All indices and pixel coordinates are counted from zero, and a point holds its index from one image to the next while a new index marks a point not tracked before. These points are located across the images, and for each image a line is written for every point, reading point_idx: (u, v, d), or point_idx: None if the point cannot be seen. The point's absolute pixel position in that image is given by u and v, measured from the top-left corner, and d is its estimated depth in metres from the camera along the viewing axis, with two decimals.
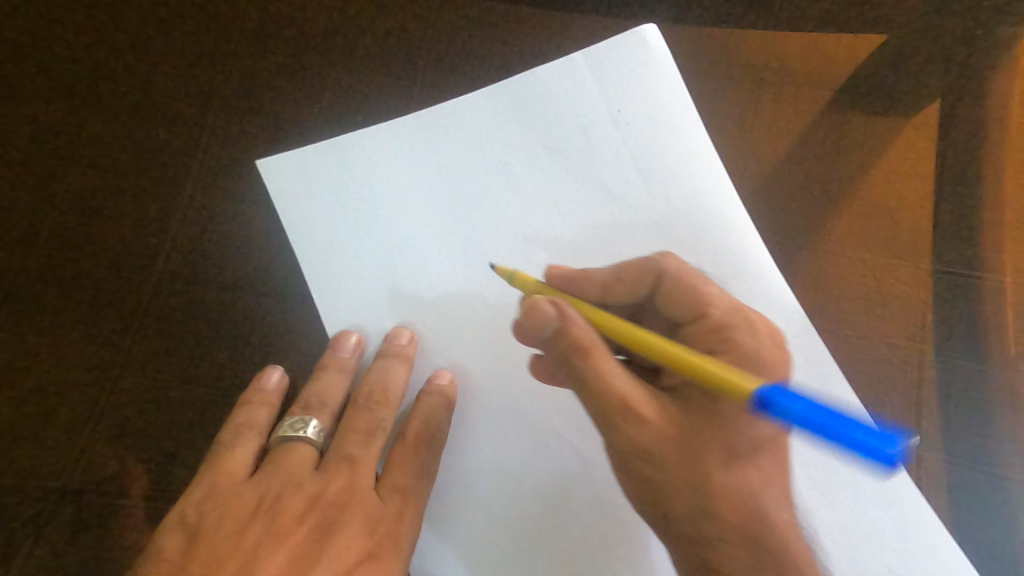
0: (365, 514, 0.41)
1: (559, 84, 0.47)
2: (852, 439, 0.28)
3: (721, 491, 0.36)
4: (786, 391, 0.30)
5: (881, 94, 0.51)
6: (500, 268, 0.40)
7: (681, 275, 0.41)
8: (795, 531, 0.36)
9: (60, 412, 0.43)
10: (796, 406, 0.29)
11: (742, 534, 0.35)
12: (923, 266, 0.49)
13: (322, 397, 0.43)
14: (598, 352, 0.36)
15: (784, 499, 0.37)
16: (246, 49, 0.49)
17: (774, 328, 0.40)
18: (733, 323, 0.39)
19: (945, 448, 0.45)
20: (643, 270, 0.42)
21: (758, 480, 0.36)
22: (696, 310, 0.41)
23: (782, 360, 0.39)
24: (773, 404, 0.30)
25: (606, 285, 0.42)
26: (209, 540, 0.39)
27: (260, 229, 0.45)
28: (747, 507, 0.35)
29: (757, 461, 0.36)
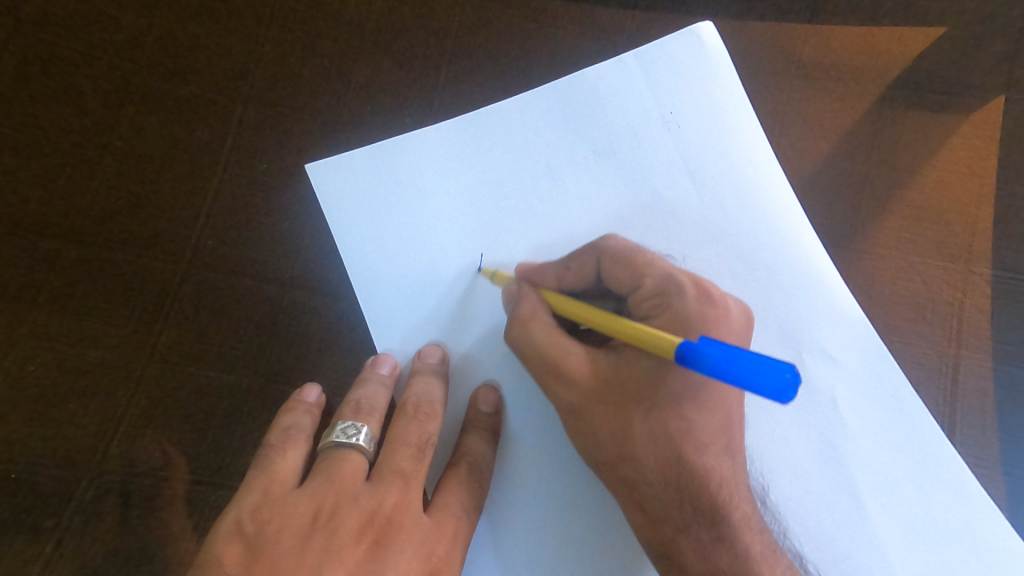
0: (422, 536, 0.38)
1: (607, 84, 0.46)
2: (751, 371, 0.30)
3: (640, 438, 0.37)
4: (704, 343, 0.32)
5: (941, 88, 0.48)
6: (484, 269, 0.43)
7: (618, 250, 0.40)
8: (718, 476, 0.37)
9: (98, 395, 0.43)
10: (711, 352, 0.32)
11: (663, 477, 0.37)
12: (978, 271, 0.46)
13: (373, 402, 0.41)
14: (536, 322, 0.40)
15: (715, 448, 0.37)
16: (283, 43, 0.49)
17: (703, 285, 0.39)
18: (667, 289, 0.39)
19: (1003, 461, 0.44)
20: (587, 254, 0.41)
21: (679, 428, 0.37)
22: (631, 280, 0.40)
23: (715, 318, 0.38)
24: (691, 357, 0.33)
25: (560, 274, 0.41)
26: (271, 553, 0.37)
27: (309, 229, 0.46)
28: (667, 453, 0.37)
29: (681, 410, 0.37)
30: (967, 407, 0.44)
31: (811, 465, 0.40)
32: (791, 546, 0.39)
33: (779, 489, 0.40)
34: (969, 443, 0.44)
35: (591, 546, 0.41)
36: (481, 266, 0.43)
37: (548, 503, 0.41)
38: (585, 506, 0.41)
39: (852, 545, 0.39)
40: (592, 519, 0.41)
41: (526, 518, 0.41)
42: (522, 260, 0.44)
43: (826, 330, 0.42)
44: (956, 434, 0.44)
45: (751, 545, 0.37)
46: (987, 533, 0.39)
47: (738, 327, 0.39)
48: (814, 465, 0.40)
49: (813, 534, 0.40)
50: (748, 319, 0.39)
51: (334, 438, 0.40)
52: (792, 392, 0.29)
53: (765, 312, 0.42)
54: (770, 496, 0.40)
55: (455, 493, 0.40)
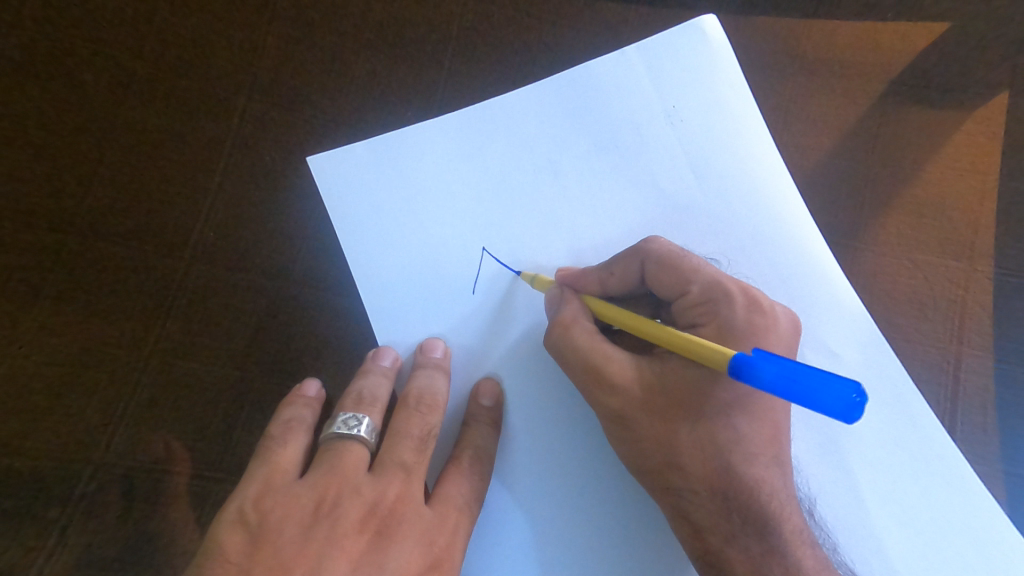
0: (424, 527, 0.39)
1: (610, 78, 0.45)
2: (817, 394, 0.29)
3: (688, 446, 0.37)
4: (758, 359, 0.32)
5: (944, 84, 0.48)
6: (523, 273, 0.43)
7: (664, 256, 0.39)
8: (768, 488, 0.36)
9: (101, 389, 0.44)
10: (768, 370, 0.31)
11: (710, 487, 0.37)
12: (981, 268, 0.46)
13: (375, 392, 0.41)
14: (578, 327, 0.40)
15: (765, 458, 0.37)
16: (284, 36, 0.49)
17: (752, 292, 0.39)
18: (714, 297, 0.38)
19: (1004, 457, 0.44)
20: (630, 258, 0.41)
21: (729, 438, 0.36)
22: (677, 288, 0.40)
23: (764, 328, 0.38)
24: (747, 371, 0.32)
25: (602, 279, 0.41)
26: (274, 541, 0.37)
27: (311, 223, 0.46)
28: (716, 463, 0.36)
29: (728, 420, 0.37)
30: (968, 404, 0.44)
31: (810, 460, 0.40)
32: (842, 562, 0.39)
33: (820, 496, 0.40)
34: (970, 437, 0.44)
35: (592, 544, 0.41)
36: (474, 290, 0.43)
37: (552, 495, 0.41)
38: (591, 498, 0.41)
39: (854, 536, 0.39)
40: (594, 512, 0.41)
41: (529, 513, 0.41)
42: (562, 267, 0.43)
43: (827, 326, 0.42)
44: (958, 430, 0.44)
45: (803, 560, 0.36)
46: (986, 525, 0.39)
47: (787, 335, 0.38)
48: (814, 462, 0.40)
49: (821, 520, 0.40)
50: (793, 324, 0.39)
51: (336, 429, 0.40)
52: (859, 413, 0.28)
53: None
54: (813, 502, 0.40)
55: (457, 486, 0.40)
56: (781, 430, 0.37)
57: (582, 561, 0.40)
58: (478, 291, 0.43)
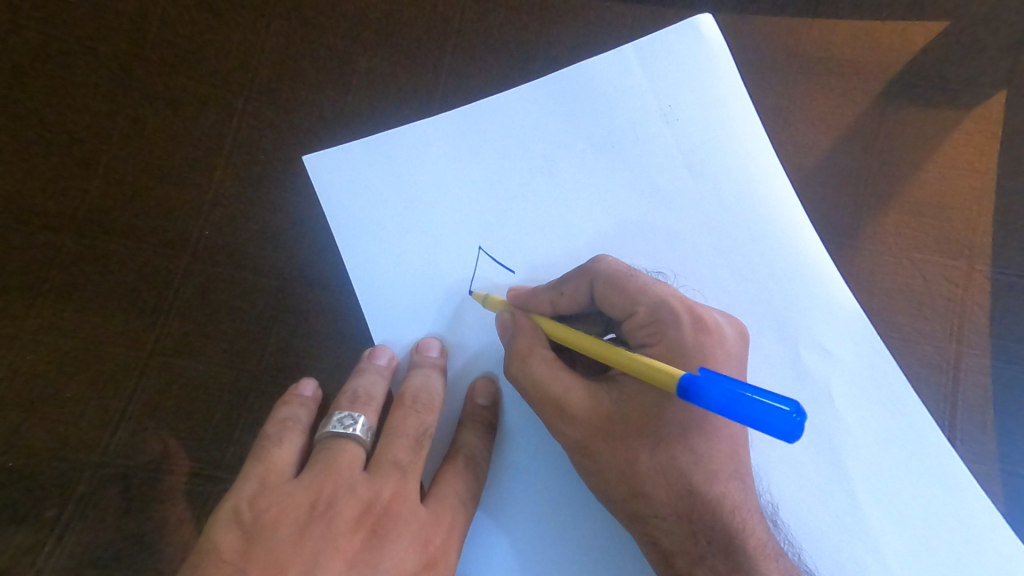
0: (419, 527, 0.39)
1: (605, 77, 0.45)
2: (761, 415, 0.30)
3: (649, 474, 0.37)
4: (704, 380, 0.32)
5: (942, 82, 0.48)
6: (477, 292, 0.43)
7: (611, 276, 0.39)
8: (730, 504, 0.36)
9: (98, 389, 0.44)
10: (714, 392, 0.31)
11: (675, 511, 0.36)
12: (978, 268, 0.46)
13: (371, 391, 0.41)
14: (535, 357, 0.39)
15: (724, 474, 0.36)
16: (282, 35, 0.49)
17: (696, 309, 0.38)
18: (661, 317, 0.38)
19: (1001, 456, 0.44)
20: (578, 280, 0.41)
21: (687, 460, 0.36)
22: (625, 308, 0.39)
23: (713, 345, 0.37)
24: (694, 392, 0.32)
25: (552, 301, 0.41)
26: (269, 540, 0.37)
27: (308, 222, 0.46)
28: (677, 487, 0.36)
29: (686, 441, 0.36)
30: (965, 403, 0.44)
31: (804, 458, 0.40)
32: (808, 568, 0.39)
33: (791, 495, 0.40)
34: (971, 447, 0.44)
35: (587, 543, 0.41)
36: (470, 291, 0.43)
37: (547, 494, 0.41)
38: (586, 497, 0.41)
39: (845, 537, 0.39)
40: (589, 511, 0.41)
41: (524, 512, 0.41)
42: (512, 286, 0.43)
43: (822, 324, 0.42)
44: (959, 440, 0.44)
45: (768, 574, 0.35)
46: (981, 525, 0.39)
47: (734, 349, 0.38)
48: (809, 461, 0.40)
49: (804, 534, 0.40)
50: (739, 339, 0.39)
51: (331, 428, 0.40)
52: (800, 432, 0.29)
53: (765, 307, 0.42)
54: (775, 507, 0.40)
55: (452, 485, 0.40)
56: (739, 448, 0.37)
57: (577, 560, 0.41)
58: (473, 291, 0.43)
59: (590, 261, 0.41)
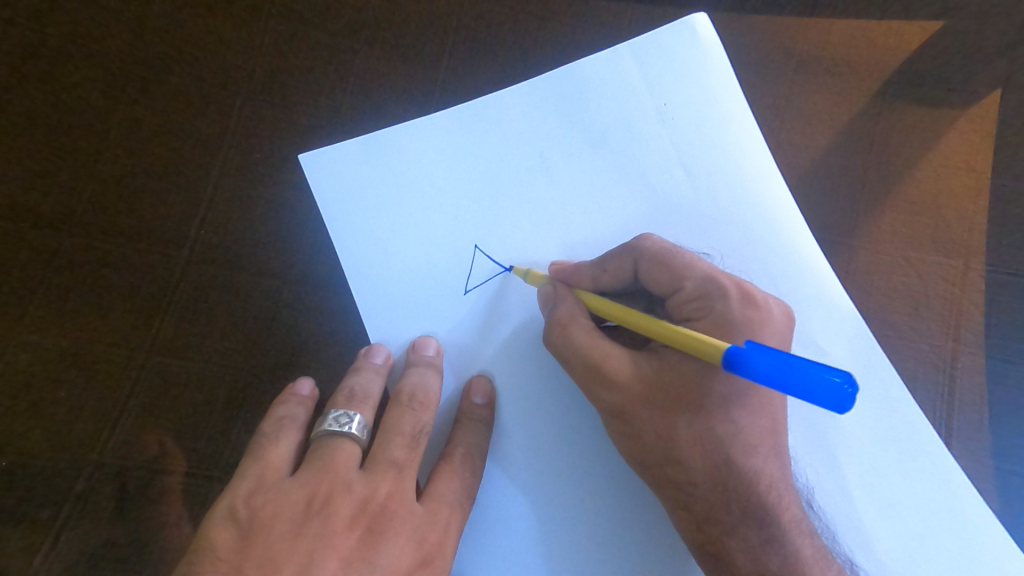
0: (416, 524, 0.39)
1: (602, 76, 0.45)
2: (812, 386, 0.30)
3: (689, 440, 0.37)
4: (751, 351, 0.32)
5: (937, 82, 0.48)
6: (517, 267, 0.43)
7: (656, 252, 0.40)
8: (767, 479, 0.37)
9: (96, 388, 0.44)
10: (762, 362, 0.31)
11: (711, 479, 0.37)
12: (974, 266, 0.46)
13: (367, 389, 0.41)
14: (576, 326, 0.40)
15: (763, 450, 0.37)
16: (278, 34, 0.49)
17: (745, 287, 0.38)
18: (708, 292, 0.38)
19: (994, 455, 0.44)
20: (623, 256, 0.41)
21: (727, 432, 0.37)
22: (671, 283, 0.40)
23: (760, 322, 0.37)
24: (740, 363, 0.32)
25: (596, 276, 0.41)
26: (265, 538, 0.37)
27: (305, 222, 0.46)
28: (714, 456, 0.37)
29: (727, 413, 0.37)
30: (959, 401, 0.45)
31: (799, 457, 0.41)
32: (840, 549, 0.39)
33: (822, 484, 0.40)
34: (966, 447, 0.44)
35: (585, 542, 0.41)
36: (467, 291, 0.43)
37: (544, 492, 0.41)
38: (583, 496, 0.41)
39: (840, 534, 0.40)
40: (585, 511, 0.41)
41: (521, 513, 0.41)
42: (555, 260, 0.43)
43: (816, 322, 0.42)
44: (954, 441, 0.44)
45: (802, 550, 0.36)
46: (973, 522, 0.39)
47: (782, 328, 0.38)
48: (804, 460, 0.41)
49: (838, 521, 0.40)
50: (787, 318, 0.39)
51: (327, 426, 0.40)
52: (851, 403, 0.29)
53: None
54: (811, 492, 0.40)
55: (449, 483, 0.40)
56: (777, 420, 0.37)
57: (572, 560, 0.40)
58: (470, 292, 0.43)
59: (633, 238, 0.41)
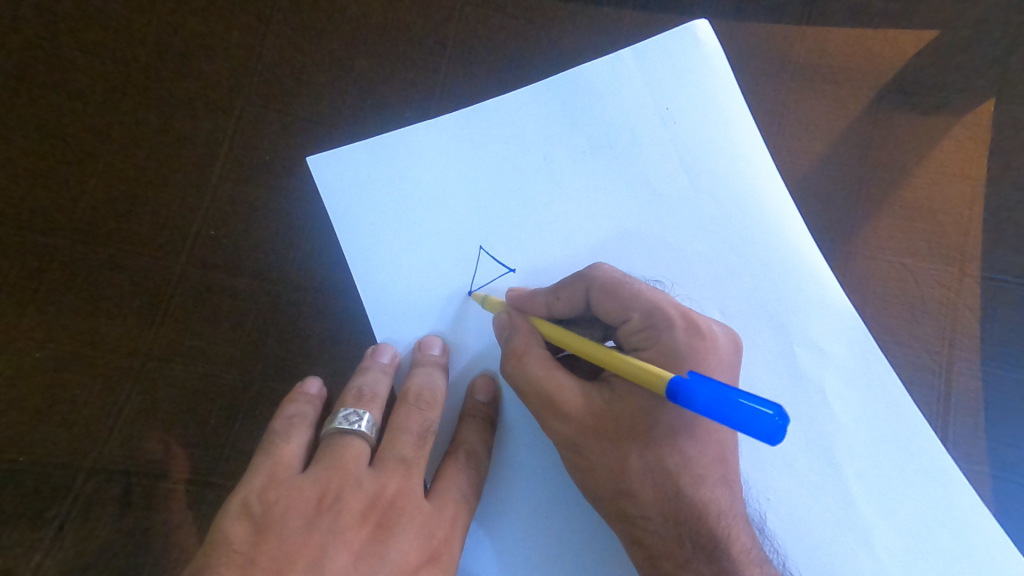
0: (424, 520, 0.39)
1: (604, 80, 0.46)
2: (745, 421, 0.31)
3: (638, 473, 0.37)
4: (692, 384, 0.33)
5: (932, 90, 0.49)
6: (476, 295, 0.44)
7: (607, 281, 0.40)
8: (716, 510, 0.37)
9: (98, 388, 0.44)
10: (701, 396, 0.32)
11: (661, 512, 0.37)
12: (970, 272, 0.47)
13: (375, 388, 0.41)
14: (530, 356, 0.40)
15: (711, 479, 0.37)
16: (286, 38, 0.50)
17: (691, 315, 0.39)
18: (655, 321, 0.39)
19: (989, 460, 0.45)
20: (575, 284, 0.41)
21: (675, 463, 0.37)
22: (620, 313, 0.40)
23: (704, 350, 0.38)
24: (683, 396, 0.33)
25: (550, 304, 0.41)
26: (278, 533, 0.37)
27: (312, 223, 0.46)
28: (665, 489, 0.37)
29: (675, 443, 0.37)
30: (955, 404, 0.45)
31: (802, 455, 0.41)
32: None
33: (817, 487, 0.41)
34: (963, 450, 0.45)
35: (589, 540, 0.41)
36: (472, 293, 0.44)
37: (549, 490, 0.41)
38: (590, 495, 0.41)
39: (839, 534, 0.40)
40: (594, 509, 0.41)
41: (526, 513, 0.41)
42: (512, 288, 0.44)
43: (816, 324, 0.43)
44: (950, 442, 0.45)
45: None
46: (971, 521, 0.40)
47: (729, 357, 0.39)
48: (805, 458, 0.41)
49: (788, 541, 0.40)
50: (737, 350, 0.40)
51: (337, 425, 0.40)
52: (782, 434, 0.30)
53: (761, 308, 0.43)
54: (761, 519, 0.41)
55: (455, 480, 0.41)
56: (724, 450, 0.37)
57: (577, 560, 0.41)
58: (477, 294, 0.44)
59: (588, 267, 0.42)
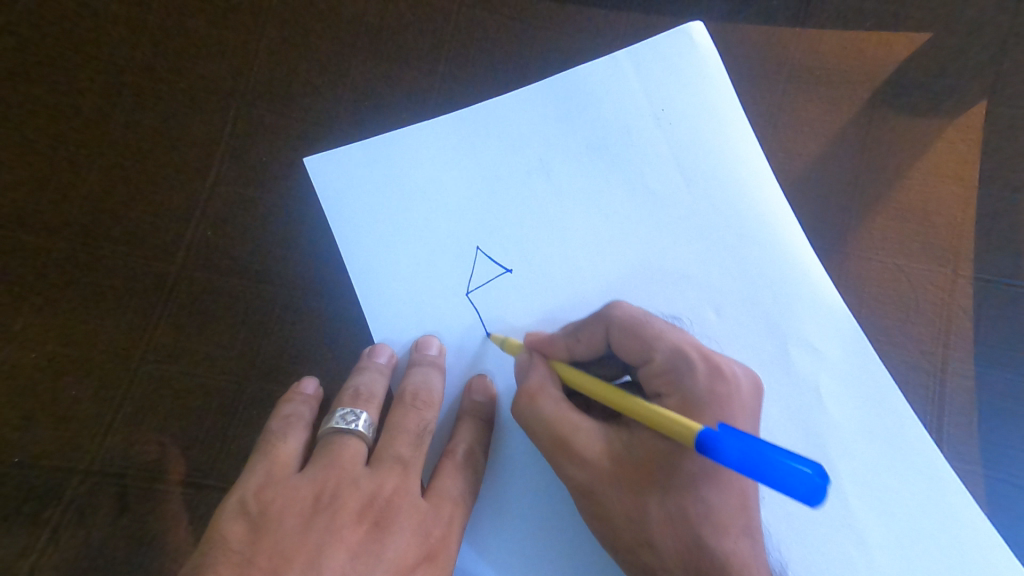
0: (420, 519, 0.39)
1: (601, 82, 0.47)
2: (785, 481, 0.31)
3: (658, 522, 0.37)
4: (725, 438, 0.33)
5: (924, 92, 0.50)
6: (493, 335, 0.43)
7: (628, 324, 0.41)
8: (740, 563, 0.36)
9: (94, 388, 0.44)
10: (735, 452, 0.32)
11: (683, 564, 0.36)
12: (963, 274, 0.47)
13: (372, 388, 0.42)
14: (548, 399, 0.41)
15: (734, 530, 0.36)
16: (284, 38, 0.50)
17: (713, 358, 0.40)
18: (677, 366, 0.40)
19: (983, 461, 0.45)
20: (596, 325, 0.42)
21: (697, 512, 0.36)
22: (642, 355, 0.41)
23: (726, 396, 0.39)
24: (714, 449, 0.33)
25: (569, 346, 0.42)
26: (275, 532, 0.38)
27: (308, 223, 0.46)
28: (686, 539, 0.36)
29: (697, 492, 0.37)
30: (949, 406, 0.46)
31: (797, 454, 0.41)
32: None
33: None
34: (956, 451, 0.45)
35: (587, 542, 0.41)
36: (469, 293, 0.44)
37: (546, 491, 0.41)
38: None
39: (833, 533, 0.41)
40: None
41: (522, 514, 0.41)
42: (528, 330, 0.44)
43: (811, 324, 0.43)
44: (945, 443, 0.45)
45: None
46: (963, 520, 0.40)
47: (749, 402, 0.39)
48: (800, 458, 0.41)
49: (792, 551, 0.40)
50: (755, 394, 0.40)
51: (334, 424, 0.41)
52: (823, 496, 0.30)
53: (756, 308, 0.43)
54: (784, 567, 0.40)
55: (451, 479, 0.41)
56: (746, 500, 0.37)
57: (574, 562, 0.41)
58: (473, 294, 0.44)
59: (606, 305, 0.43)
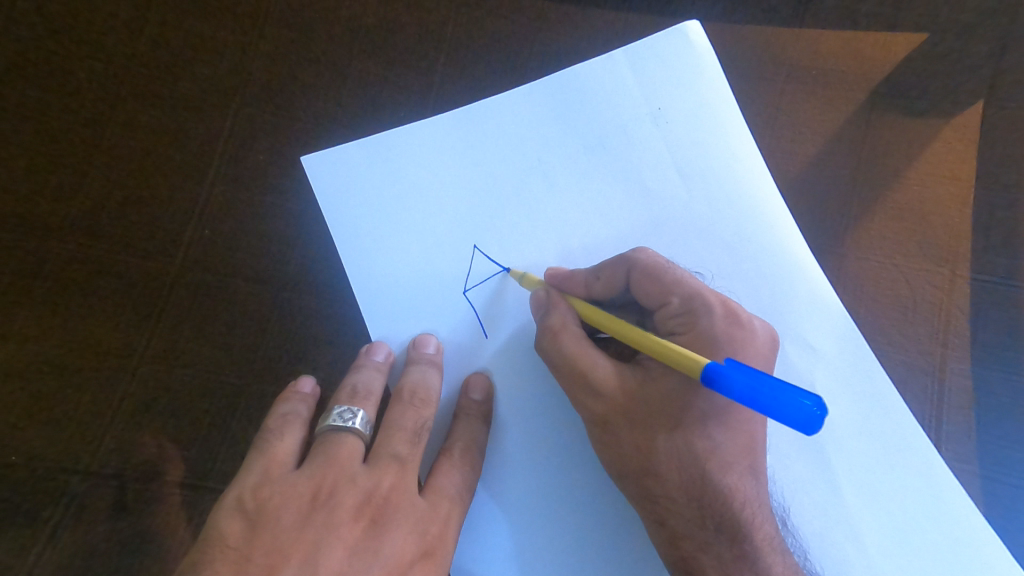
0: (418, 517, 0.39)
1: (599, 81, 0.47)
2: (782, 411, 0.31)
3: (665, 454, 0.37)
4: (728, 371, 0.33)
5: (922, 93, 0.50)
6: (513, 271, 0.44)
7: (648, 266, 0.41)
8: (742, 496, 0.37)
9: (92, 385, 0.44)
10: (737, 382, 0.32)
11: (686, 493, 0.37)
12: (960, 274, 0.48)
13: (369, 386, 0.42)
14: (567, 333, 0.41)
15: (739, 468, 0.37)
16: (282, 39, 0.50)
17: (731, 305, 0.40)
18: (694, 308, 0.39)
19: (980, 460, 0.45)
20: (618, 265, 0.42)
21: (703, 449, 0.37)
22: (659, 296, 0.40)
23: (742, 339, 0.39)
24: (717, 381, 0.33)
25: (589, 284, 0.42)
26: (272, 529, 0.37)
27: (307, 223, 0.47)
28: (692, 472, 0.37)
29: (706, 430, 0.37)
30: (947, 405, 0.46)
31: (795, 453, 0.42)
32: (811, 567, 0.40)
33: (810, 484, 0.41)
34: (954, 450, 0.46)
35: (584, 539, 0.41)
36: (466, 291, 0.44)
37: (543, 489, 0.42)
38: (584, 492, 0.41)
39: (831, 530, 0.41)
40: (587, 507, 0.41)
41: (520, 513, 0.41)
42: (551, 265, 0.44)
43: (808, 323, 0.43)
44: (943, 443, 0.46)
45: (773, 567, 0.36)
46: (961, 519, 0.40)
47: (766, 348, 0.39)
48: (797, 457, 0.42)
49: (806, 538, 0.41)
50: (772, 341, 0.40)
51: (331, 422, 0.40)
52: (818, 425, 0.30)
53: (754, 305, 0.43)
54: (786, 511, 0.41)
55: (449, 476, 0.41)
56: (753, 439, 0.38)
57: (570, 559, 0.41)
58: (471, 293, 0.44)
59: (630, 250, 0.42)
